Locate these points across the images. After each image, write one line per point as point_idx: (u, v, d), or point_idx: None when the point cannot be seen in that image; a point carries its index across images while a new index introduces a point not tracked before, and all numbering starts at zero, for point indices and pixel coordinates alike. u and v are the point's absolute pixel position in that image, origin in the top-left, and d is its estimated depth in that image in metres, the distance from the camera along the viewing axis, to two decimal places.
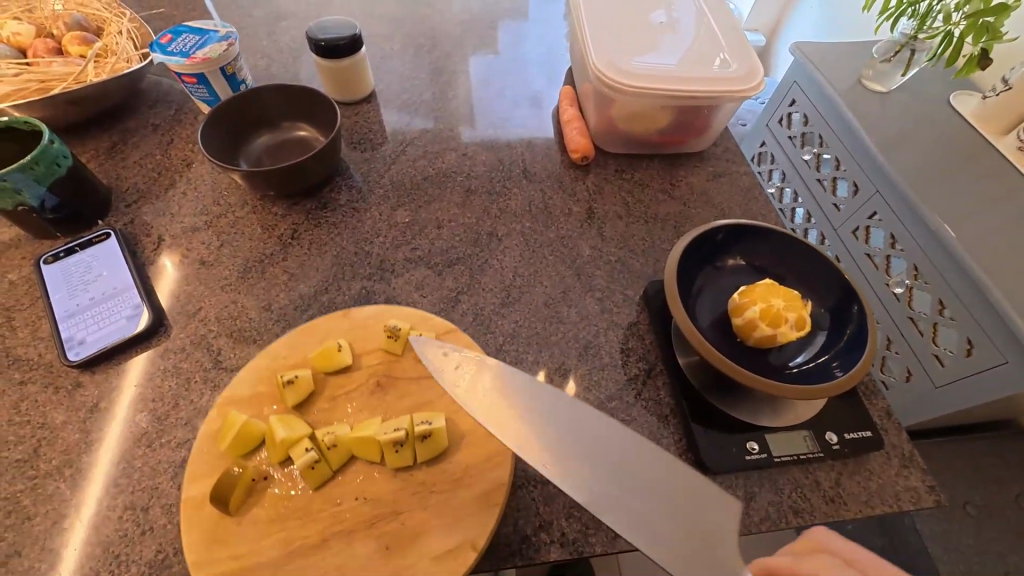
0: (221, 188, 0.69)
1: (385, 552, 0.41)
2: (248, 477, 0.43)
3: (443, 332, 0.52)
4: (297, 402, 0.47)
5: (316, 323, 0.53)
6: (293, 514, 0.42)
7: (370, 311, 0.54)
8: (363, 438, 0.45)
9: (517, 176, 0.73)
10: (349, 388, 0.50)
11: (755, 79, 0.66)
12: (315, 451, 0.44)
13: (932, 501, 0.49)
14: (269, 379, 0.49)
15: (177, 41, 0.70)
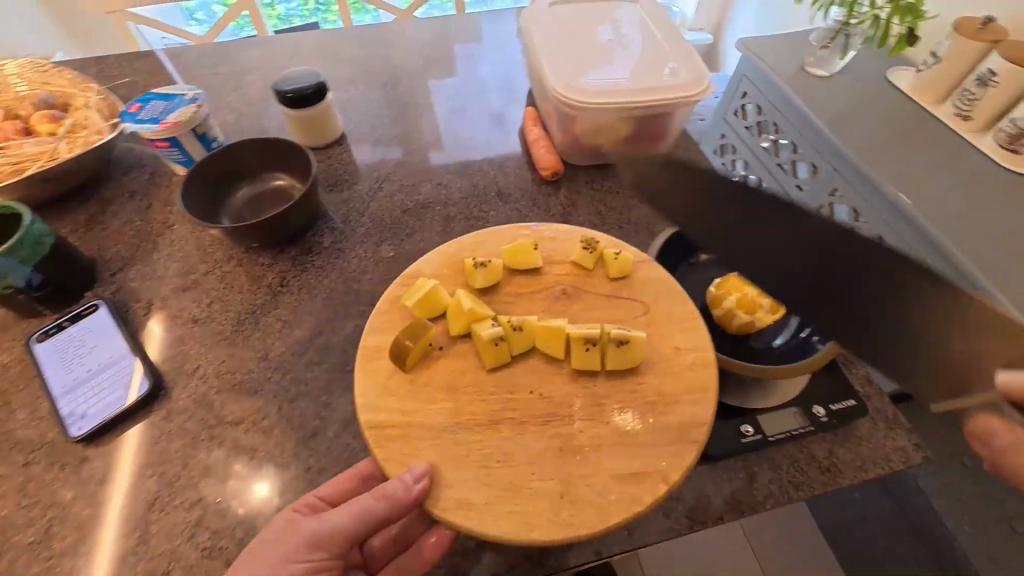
0: (205, 245, 0.70)
1: (561, 451, 0.44)
2: (428, 342, 0.50)
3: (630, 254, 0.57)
4: (484, 283, 0.55)
5: (500, 235, 0.60)
6: (493, 380, 0.49)
7: (558, 232, 0.60)
8: (549, 330, 0.50)
9: (493, 198, 0.76)
10: (532, 286, 0.56)
11: (703, 83, 0.71)
12: (499, 328, 0.50)
13: (920, 458, 0.52)
14: (455, 264, 0.58)
15: (146, 109, 0.72)
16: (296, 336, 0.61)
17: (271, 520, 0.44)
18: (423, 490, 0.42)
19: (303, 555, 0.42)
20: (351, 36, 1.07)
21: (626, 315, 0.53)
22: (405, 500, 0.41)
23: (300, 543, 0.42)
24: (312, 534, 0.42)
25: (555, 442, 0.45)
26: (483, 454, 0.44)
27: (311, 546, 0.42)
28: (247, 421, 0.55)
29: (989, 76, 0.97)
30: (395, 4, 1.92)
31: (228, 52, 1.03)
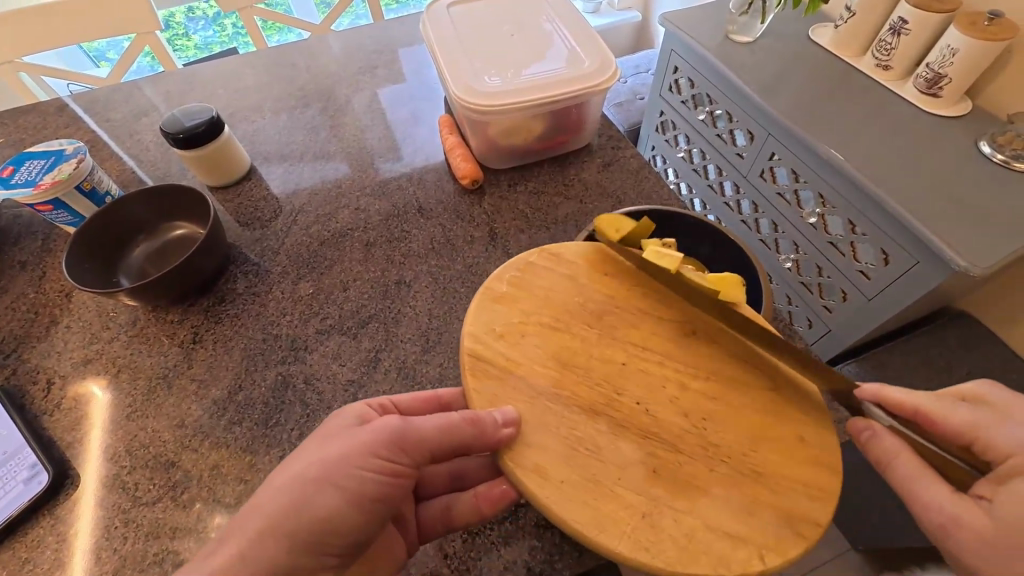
0: (107, 310, 0.65)
1: (655, 473, 0.39)
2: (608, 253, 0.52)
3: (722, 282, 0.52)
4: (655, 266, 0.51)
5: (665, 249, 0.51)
6: (581, 374, 0.44)
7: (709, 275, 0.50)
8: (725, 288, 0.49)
9: (414, 215, 0.72)
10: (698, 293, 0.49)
11: (609, 70, 0.69)
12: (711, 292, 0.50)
13: None
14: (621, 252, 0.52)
15: (20, 171, 0.66)
16: (215, 395, 0.57)
17: (352, 405, 0.45)
18: (511, 436, 0.40)
19: (387, 455, 0.41)
20: (254, 61, 1.02)
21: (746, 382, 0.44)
22: (492, 437, 0.39)
23: (384, 442, 0.41)
24: (398, 433, 0.41)
25: (649, 463, 0.39)
26: (574, 440, 0.40)
27: (398, 449, 0.41)
28: (164, 499, 0.50)
29: (901, 24, 0.98)
30: (315, 20, 1.86)
31: (122, 95, 0.97)
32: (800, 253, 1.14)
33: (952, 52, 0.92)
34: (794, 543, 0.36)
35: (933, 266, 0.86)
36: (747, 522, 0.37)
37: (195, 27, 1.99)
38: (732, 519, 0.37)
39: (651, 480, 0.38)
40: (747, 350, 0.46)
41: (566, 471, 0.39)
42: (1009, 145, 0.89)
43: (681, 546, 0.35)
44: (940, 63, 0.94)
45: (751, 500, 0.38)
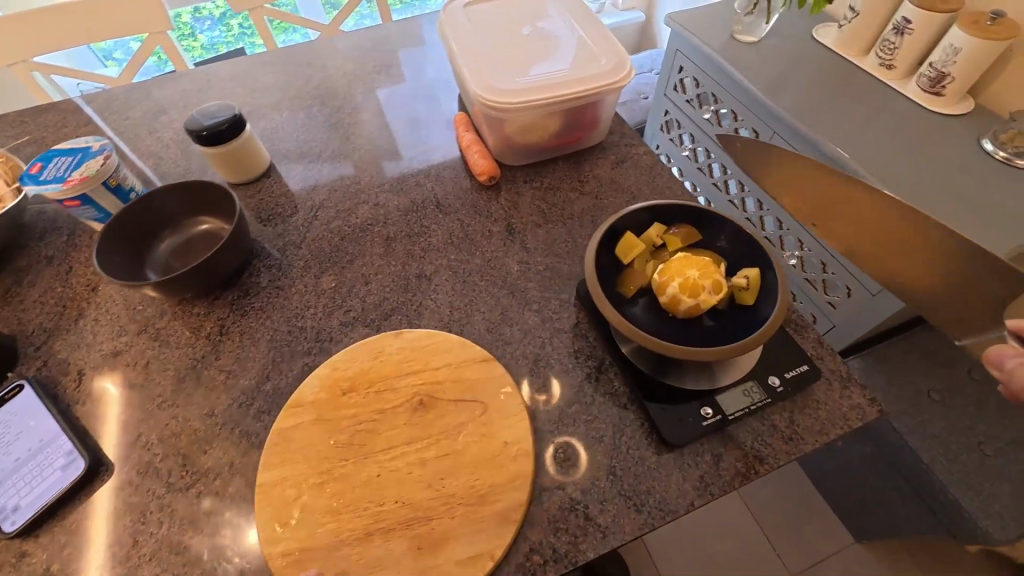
0: (134, 302, 0.66)
1: (418, 548, 0.45)
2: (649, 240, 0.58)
3: (745, 277, 0.54)
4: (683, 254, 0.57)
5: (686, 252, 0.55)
6: (350, 510, 0.47)
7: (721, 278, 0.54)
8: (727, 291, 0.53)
9: (432, 211, 0.74)
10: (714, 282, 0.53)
11: (623, 69, 0.70)
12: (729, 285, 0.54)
13: (876, 412, 0.53)
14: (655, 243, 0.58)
15: (48, 167, 0.67)
16: (242, 385, 0.58)
17: None
18: None
19: None
20: (268, 60, 1.03)
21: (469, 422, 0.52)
22: None
23: None
24: None
25: (415, 539, 0.46)
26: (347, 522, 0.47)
27: None
28: (198, 484, 0.52)
29: (904, 24, 0.99)
30: (322, 20, 1.87)
31: (139, 94, 0.98)
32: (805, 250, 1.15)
33: (954, 52, 0.94)
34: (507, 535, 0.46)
35: None
36: (479, 541, 0.46)
37: (202, 27, 2.01)
38: (473, 544, 0.46)
39: (417, 553, 0.45)
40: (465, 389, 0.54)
41: (337, 562, 0.45)
42: (1010, 142, 0.91)
43: None
44: (943, 62, 0.96)
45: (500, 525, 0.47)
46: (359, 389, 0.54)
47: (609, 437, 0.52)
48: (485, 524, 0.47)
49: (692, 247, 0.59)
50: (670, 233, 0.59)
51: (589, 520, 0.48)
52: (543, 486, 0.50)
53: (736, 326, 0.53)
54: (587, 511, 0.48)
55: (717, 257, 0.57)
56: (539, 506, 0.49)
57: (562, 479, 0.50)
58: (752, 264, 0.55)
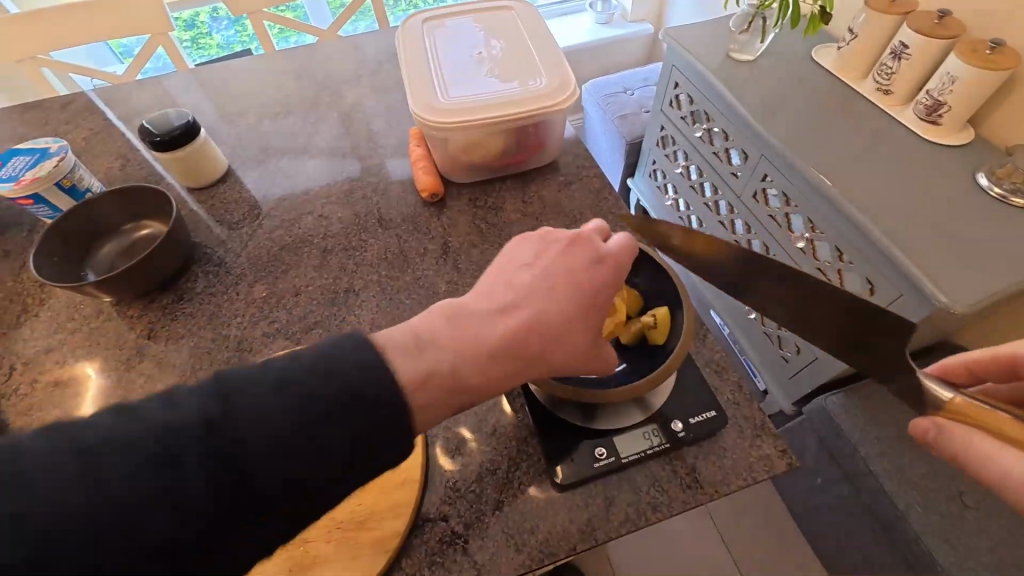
0: (75, 301, 0.68)
1: (288, 571, 0.46)
2: None
3: (654, 314, 0.53)
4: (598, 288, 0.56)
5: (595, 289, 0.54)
6: None
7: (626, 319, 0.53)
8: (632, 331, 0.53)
9: (373, 226, 0.74)
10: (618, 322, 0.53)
11: (568, 92, 0.69)
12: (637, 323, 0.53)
13: (785, 465, 0.50)
14: None
15: (6, 166, 0.70)
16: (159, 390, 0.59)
17: None
18: None
19: None
20: (247, 65, 1.05)
21: None
22: None
23: None
24: None
25: (287, 560, 0.46)
26: None
27: None
28: None
29: (902, 48, 0.95)
30: (327, 24, 1.91)
31: (121, 94, 1.01)
32: None
33: (951, 81, 0.89)
34: (377, 563, 0.46)
35: (914, 299, 0.82)
36: (349, 568, 0.46)
37: (217, 27, 2.06)
38: (344, 571, 0.46)
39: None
40: None
41: None
42: (1006, 178, 0.84)
43: None
44: (940, 90, 0.91)
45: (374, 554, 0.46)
46: None
47: (503, 469, 0.51)
48: (358, 551, 0.46)
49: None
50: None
51: (466, 555, 0.47)
52: (427, 516, 0.49)
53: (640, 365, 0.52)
54: (465, 546, 0.47)
55: (632, 291, 0.56)
56: (418, 536, 0.48)
57: (447, 510, 0.49)
58: (664, 303, 0.54)
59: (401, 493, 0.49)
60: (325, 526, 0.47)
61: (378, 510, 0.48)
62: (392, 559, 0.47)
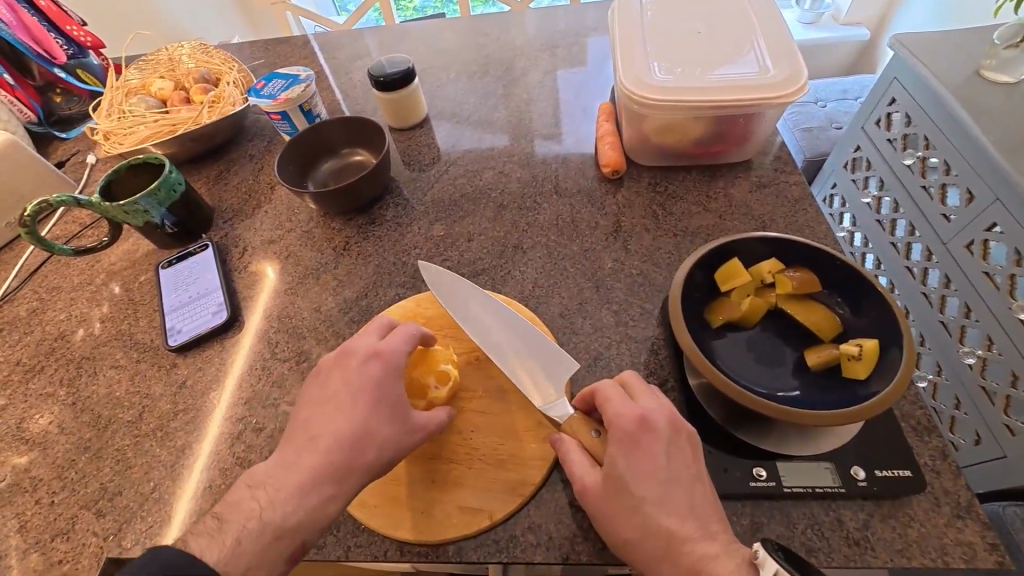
0: (294, 206, 0.81)
1: (432, 482, 0.50)
2: (759, 275, 0.53)
3: (859, 347, 0.46)
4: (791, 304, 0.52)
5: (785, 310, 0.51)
6: None
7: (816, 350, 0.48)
8: (826, 360, 0.48)
9: (549, 191, 0.76)
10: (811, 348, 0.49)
11: (795, 84, 0.63)
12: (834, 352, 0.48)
13: (993, 563, 0.41)
14: (765, 282, 0.52)
15: (268, 86, 0.84)
16: (346, 294, 0.68)
17: None
18: None
19: None
20: (453, 25, 1.13)
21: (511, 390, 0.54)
22: None
23: None
24: None
25: (432, 473, 0.50)
26: None
27: None
28: (292, 360, 0.63)
29: None
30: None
31: (349, 39, 1.16)
32: (992, 351, 0.90)
33: None
34: (511, 503, 0.48)
35: None
36: (485, 499, 0.48)
37: None
38: (480, 499, 0.48)
39: (430, 486, 0.49)
40: None
41: None
42: None
43: (440, 528, 0.47)
44: None
45: (508, 493, 0.49)
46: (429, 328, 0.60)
47: None
48: (496, 486, 0.49)
49: (806, 297, 0.52)
50: (785, 274, 0.52)
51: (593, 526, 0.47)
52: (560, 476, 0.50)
53: (828, 399, 0.46)
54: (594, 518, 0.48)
55: (832, 318, 0.50)
56: (551, 492, 0.49)
57: None
58: (872, 336, 0.47)
59: (542, 446, 0.51)
60: (469, 454, 0.51)
61: (519, 455, 0.50)
62: (523, 504, 0.48)
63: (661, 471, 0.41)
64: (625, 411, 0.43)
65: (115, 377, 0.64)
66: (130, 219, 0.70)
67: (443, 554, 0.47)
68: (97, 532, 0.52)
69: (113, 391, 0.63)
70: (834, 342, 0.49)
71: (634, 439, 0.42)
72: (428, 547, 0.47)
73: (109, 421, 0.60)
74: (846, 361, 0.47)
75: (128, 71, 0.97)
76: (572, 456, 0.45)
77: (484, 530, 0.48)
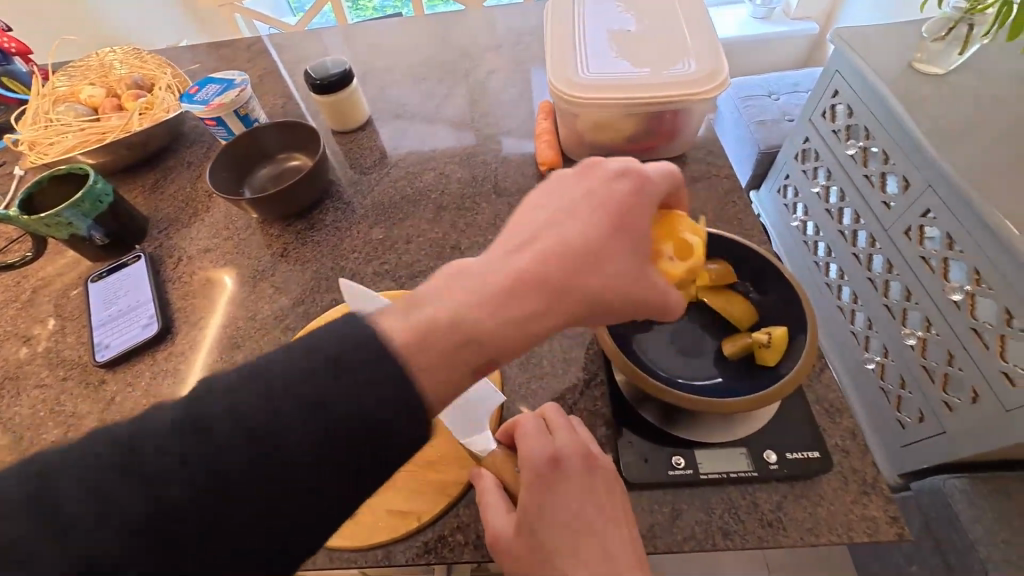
0: (232, 213, 0.79)
1: None
2: None
3: (771, 335, 0.47)
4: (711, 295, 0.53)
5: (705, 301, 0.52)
6: None
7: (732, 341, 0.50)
8: (743, 349, 0.49)
9: (489, 190, 0.76)
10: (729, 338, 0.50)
11: (717, 81, 0.64)
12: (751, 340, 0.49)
13: (894, 535, 0.44)
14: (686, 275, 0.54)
15: (202, 91, 0.82)
16: (283, 302, 0.67)
17: None
18: None
19: None
20: (398, 25, 1.12)
21: None
22: None
23: None
24: None
25: None
26: None
27: None
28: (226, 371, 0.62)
29: None
30: None
31: (292, 41, 1.13)
32: (930, 332, 0.94)
33: None
34: (439, 504, 0.48)
35: None
36: (413, 501, 0.48)
37: None
38: (407, 503, 0.48)
39: None
40: None
41: None
42: None
43: (366, 534, 0.47)
44: None
45: (436, 495, 0.49)
46: None
47: None
48: (423, 488, 0.49)
49: (725, 288, 0.53)
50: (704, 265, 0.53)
51: None
52: None
53: (747, 385, 0.48)
54: None
55: (749, 307, 0.51)
56: (479, 491, 0.50)
57: None
58: (782, 323, 0.49)
59: (470, 445, 0.51)
60: None
61: (447, 455, 0.51)
62: (451, 505, 0.49)
63: (576, 517, 0.39)
64: (538, 449, 0.41)
65: (38, 397, 0.62)
66: (54, 232, 0.68)
67: (371, 561, 0.47)
68: None
69: (36, 412, 0.61)
70: (751, 331, 0.51)
71: (546, 478, 0.40)
72: (356, 554, 0.47)
73: (31, 442, 0.58)
74: (760, 349, 0.48)
75: (56, 79, 0.93)
76: (489, 499, 0.43)
77: (413, 533, 0.48)
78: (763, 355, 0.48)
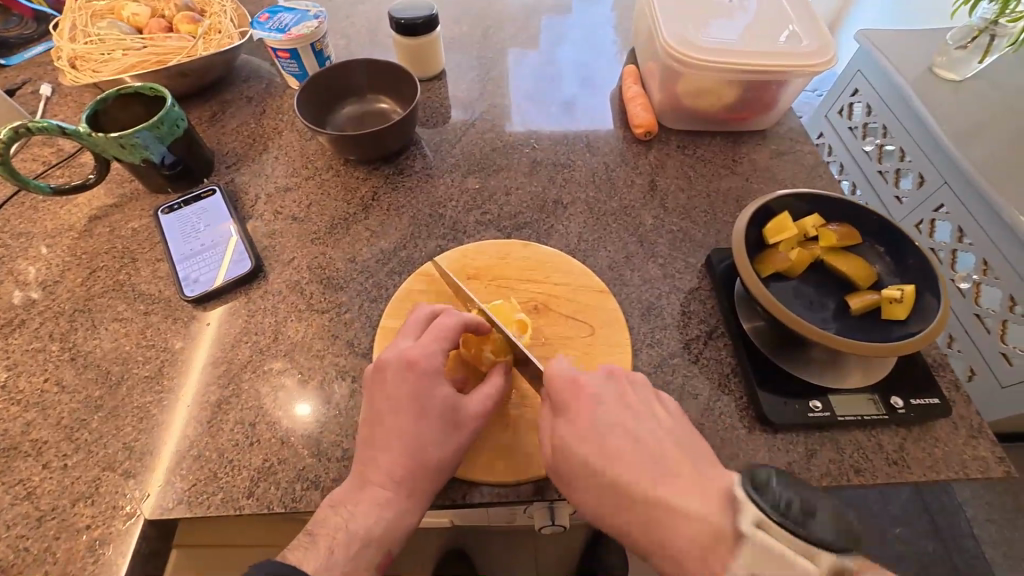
0: (309, 153, 0.75)
1: (505, 426, 0.49)
2: (806, 229, 0.56)
3: (902, 292, 0.51)
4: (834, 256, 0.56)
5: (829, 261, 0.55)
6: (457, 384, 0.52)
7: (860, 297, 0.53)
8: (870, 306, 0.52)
9: (581, 148, 0.76)
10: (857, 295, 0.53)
11: (823, 55, 0.67)
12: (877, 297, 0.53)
13: (1002, 473, 0.49)
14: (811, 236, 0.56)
15: (273, 19, 0.76)
16: (383, 246, 0.65)
17: None
18: None
19: None
20: None
21: (573, 336, 0.55)
22: None
23: None
24: None
25: (505, 417, 0.50)
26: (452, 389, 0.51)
27: None
28: (333, 311, 0.59)
29: None
30: None
31: None
32: None
33: None
34: None
35: None
36: None
37: None
38: None
39: (504, 429, 0.49)
40: (580, 310, 0.57)
41: None
42: None
43: (518, 469, 0.47)
44: None
45: None
46: (480, 279, 0.59)
47: (704, 396, 0.53)
48: None
49: (845, 250, 0.56)
50: (827, 227, 0.57)
51: None
52: None
53: (879, 336, 0.51)
54: None
55: (869, 268, 0.55)
56: None
57: None
58: (907, 282, 0.53)
59: None
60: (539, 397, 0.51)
61: None
62: None
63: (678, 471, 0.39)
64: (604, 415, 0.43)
65: (120, 331, 0.58)
66: (126, 156, 0.62)
67: (522, 494, 0.48)
68: (129, 494, 0.48)
69: (121, 346, 0.56)
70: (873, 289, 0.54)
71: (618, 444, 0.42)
72: (507, 487, 0.48)
73: (122, 376, 0.54)
74: (890, 305, 0.51)
75: None
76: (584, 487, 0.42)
77: None
78: (892, 310, 0.51)
